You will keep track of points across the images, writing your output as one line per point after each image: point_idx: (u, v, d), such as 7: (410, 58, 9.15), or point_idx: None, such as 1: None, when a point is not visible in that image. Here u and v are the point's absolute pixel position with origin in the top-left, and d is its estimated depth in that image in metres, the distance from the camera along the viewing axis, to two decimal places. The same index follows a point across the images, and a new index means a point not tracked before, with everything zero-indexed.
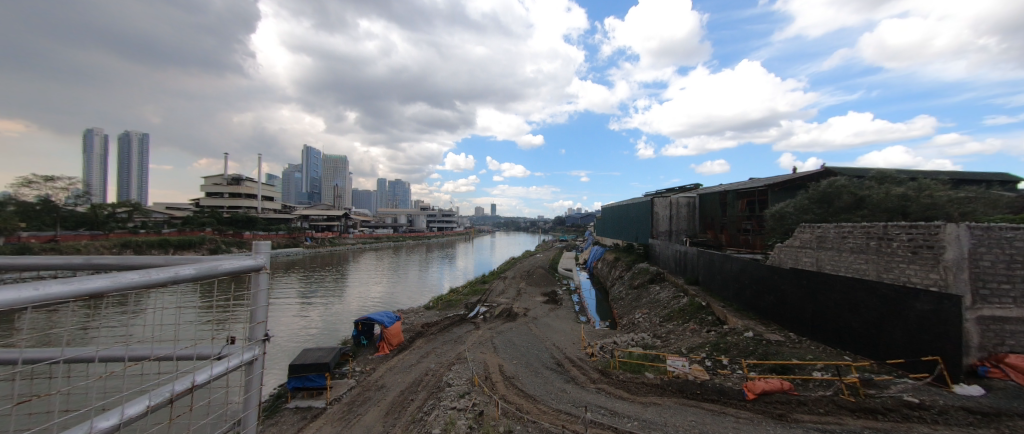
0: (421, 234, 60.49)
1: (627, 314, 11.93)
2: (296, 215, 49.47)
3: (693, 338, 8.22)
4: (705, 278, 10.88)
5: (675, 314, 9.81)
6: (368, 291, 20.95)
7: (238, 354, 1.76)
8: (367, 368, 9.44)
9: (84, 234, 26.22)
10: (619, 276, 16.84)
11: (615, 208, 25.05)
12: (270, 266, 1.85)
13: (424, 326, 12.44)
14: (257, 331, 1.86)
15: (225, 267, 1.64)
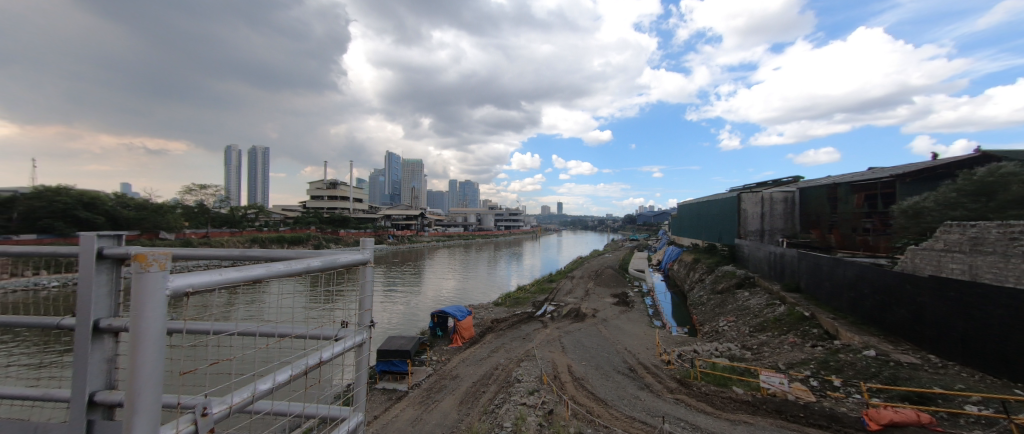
0: (490, 233, 62.37)
1: (708, 321, 11.01)
2: (381, 215, 53.90)
3: (793, 353, 7.34)
4: (808, 285, 9.61)
5: (770, 324, 8.81)
6: (441, 285, 22.02)
7: (351, 337, 1.83)
8: (443, 358, 9.87)
9: (224, 232, 31.74)
10: (699, 279, 15.66)
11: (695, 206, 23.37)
12: (373, 260, 1.96)
13: (493, 322, 12.70)
14: (365, 317, 1.92)
15: (341, 259, 1.74)
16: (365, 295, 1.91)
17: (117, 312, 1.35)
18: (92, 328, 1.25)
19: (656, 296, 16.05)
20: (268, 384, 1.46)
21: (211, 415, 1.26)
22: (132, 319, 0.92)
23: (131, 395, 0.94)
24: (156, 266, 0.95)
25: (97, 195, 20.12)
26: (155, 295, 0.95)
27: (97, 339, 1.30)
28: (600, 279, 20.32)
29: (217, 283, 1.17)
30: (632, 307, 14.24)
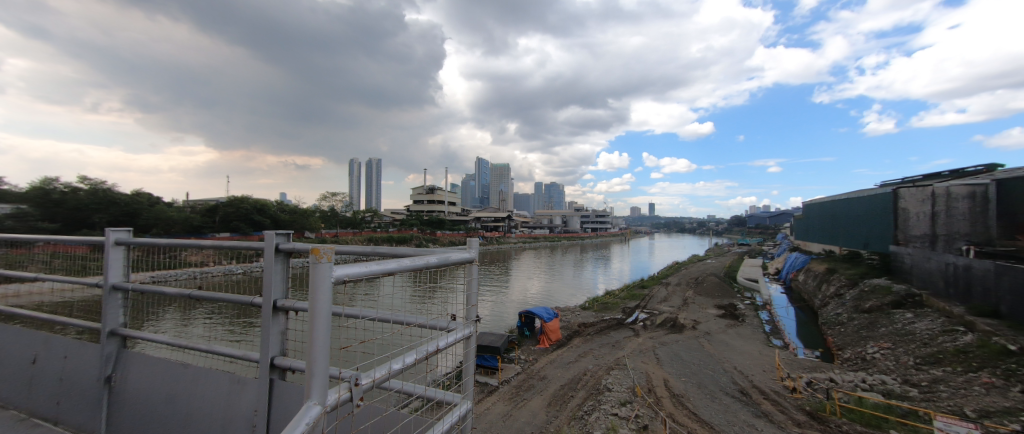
0: (576, 235, 61.66)
1: (851, 346, 9.21)
2: (472, 217, 56.90)
3: (989, 398, 5.70)
4: (1012, 310, 7.39)
5: (949, 357, 7.03)
6: (528, 285, 22.27)
7: (459, 331, 1.79)
8: (531, 358, 9.86)
9: (345, 232, 36.79)
10: (836, 294, 13.22)
11: (829, 207, 19.87)
12: (478, 259, 1.88)
13: (580, 325, 12.36)
14: (472, 312, 1.86)
15: (453, 257, 1.70)
16: (472, 292, 1.82)
17: (288, 295, 2.07)
18: (273, 306, 1.98)
19: (775, 311, 14.00)
20: (401, 364, 1.47)
21: (361, 385, 1.32)
22: (308, 301, 1.10)
23: (311, 362, 1.11)
24: (325, 259, 1.10)
25: (267, 202, 29.80)
26: (324, 283, 1.10)
27: (276, 314, 2.03)
28: (701, 288, 18.47)
29: (367, 273, 1.28)
30: (743, 322, 12.62)
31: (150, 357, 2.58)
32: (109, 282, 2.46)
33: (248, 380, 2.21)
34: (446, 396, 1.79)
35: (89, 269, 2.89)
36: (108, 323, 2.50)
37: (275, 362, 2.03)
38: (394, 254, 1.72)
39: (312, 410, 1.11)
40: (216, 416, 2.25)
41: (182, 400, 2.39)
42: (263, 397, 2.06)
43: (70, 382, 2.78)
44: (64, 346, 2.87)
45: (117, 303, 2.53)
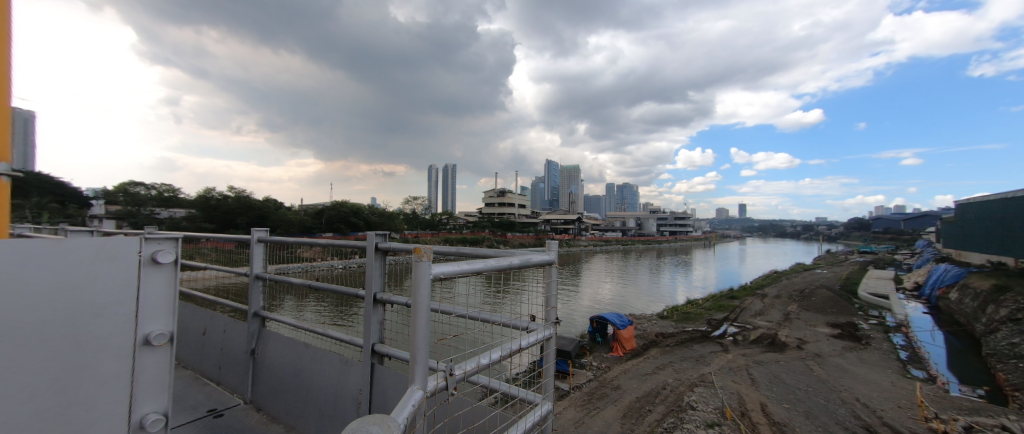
0: (651, 239, 58.50)
1: None
2: (542, 219, 56.97)
3: None
4: None
5: None
6: (601, 290, 21.58)
7: (540, 331, 1.60)
8: (604, 366, 9.42)
9: (423, 232, 39.13)
10: (1010, 318, 10.53)
11: (999, 209, 15.99)
12: (558, 261, 1.67)
13: (658, 335, 11.57)
14: (551, 313, 1.66)
15: (534, 259, 1.53)
16: (551, 292, 1.64)
17: (385, 289, 2.28)
18: (374, 298, 2.21)
19: (912, 334, 11.65)
20: (488, 360, 1.33)
21: (455, 375, 1.21)
22: (410, 298, 1.07)
23: (412, 353, 1.06)
24: (425, 257, 1.06)
25: (359, 206, 33.05)
26: (424, 280, 1.07)
27: (376, 306, 2.24)
28: (808, 303, 16.18)
29: (459, 272, 1.21)
30: (867, 345, 10.71)
31: (281, 336, 3.01)
32: (254, 272, 3.03)
33: (355, 362, 2.43)
34: (526, 393, 1.61)
35: (237, 257, 3.38)
36: (253, 305, 3.05)
37: (376, 349, 2.24)
38: (476, 255, 1.63)
39: (415, 395, 1.05)
40: (330, 390, 2.54)
41: (304, 374, 2.74)
42: (366, 379, 2.26)
43: (227, 351, 3.36)
44: (225, 322, 3.45)
45: (259, 289, 3.05)
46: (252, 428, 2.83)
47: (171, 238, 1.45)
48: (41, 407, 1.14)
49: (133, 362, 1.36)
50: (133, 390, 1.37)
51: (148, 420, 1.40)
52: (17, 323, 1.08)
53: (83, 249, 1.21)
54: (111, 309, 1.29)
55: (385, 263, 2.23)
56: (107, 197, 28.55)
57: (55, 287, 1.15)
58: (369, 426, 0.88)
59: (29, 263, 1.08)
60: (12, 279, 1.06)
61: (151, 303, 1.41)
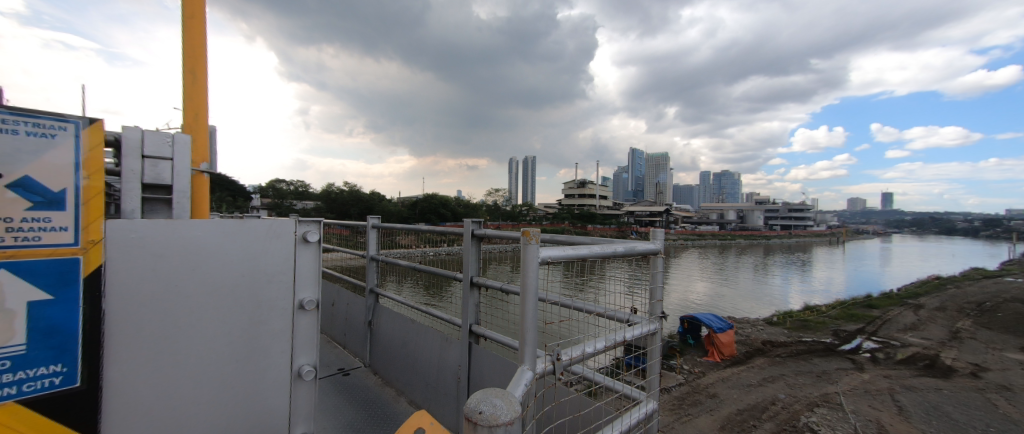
0: (755, 235, 52.23)
1: None
2: (626, 212, 54.56)
3: None
4: None
5: None
6: (696, 288, 19.88)
7: (644, 325, 1.36)
8: (697, 370, 8.59)
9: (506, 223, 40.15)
10: None
11: None
12: (665, 250, 1.39)
13: (765, 343, 10.22)
14: (656, 306, 1.41)
15: (638, 247, 1.30)
16: (656, 282, 1.40)
17: (481, 273, 2.28)
18: (470, 281, 2.22)
19: None
20: (592, 349, 1.18)
21: (563, 360, 1.08)
22: (520, 281, 0.97)
23: (522, 335, 0.97)
24: (534, 240, 0.95)
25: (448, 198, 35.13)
26: (532, 264, 0.96)
27: (472, 290, 2.26)
28: (985, 321, 12.83)
29: (564, 256, 1.08)
30: None
31: (390, 311, 3.24)
32: (370, 254, 3.36)
33: (454, 339, 2.48)
34: (630, 390, 1.39)
35: (356, 239, 3.75)
36: (370, 282, 3.37)
37: (472, 329, 2.26)
38: (571, 242, 1.48)
39: (527, 376, 0.94)
40: (433, 363, 2.65)
41: (411, 347, 2.89)
42: (465, 355, 2.30)
43: (351, 321, 3.76)
44: (348, 296, 3.87)
45: (375, 269, 3.37)
46: (371, 388, 3.05)
47: (317, 220, 1.57)
48: (231, 350, 1.40)
49: (292, 322, 1.55)
50: (294, 344, 1.56)
51: (303, 370, 1.58)
52: (217, 283, 1.35)
53: (258, 227, 1.43)
54: (279, 277, 1.50)
55: (479, 249, 2.23)
56: (257, 191, 34.96)
57: (238, 257, 1.39)
58: (491, 397, 0.75)
59: (223, 237, 1.34)
60: (212, 247, 1.33)
61: (307, 274, 1.57)
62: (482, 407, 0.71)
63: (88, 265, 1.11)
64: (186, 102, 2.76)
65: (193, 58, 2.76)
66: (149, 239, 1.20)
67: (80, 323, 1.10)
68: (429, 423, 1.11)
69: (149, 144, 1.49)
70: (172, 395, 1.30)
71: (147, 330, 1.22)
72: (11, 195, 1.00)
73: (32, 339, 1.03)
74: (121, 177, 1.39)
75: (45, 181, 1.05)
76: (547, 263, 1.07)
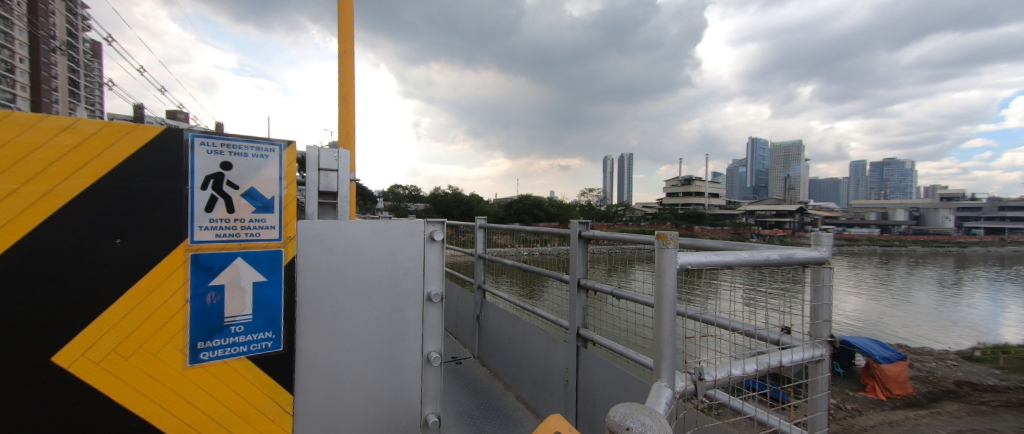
0: (936, 243, 41.36)
1: None
2: (747, 213, 48.51)
3: None
4: None
5: None
6: (848, 305, 16.58)
7: (804, 349, 1.20)
8: (851, 408, 7.15)
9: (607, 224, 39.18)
10: None
11: None
12: (832, 262, 1.21)
13: (961, 385, 8.03)
14: (822, 328, 1.23)
15: (798, 256, 1.14)
16: (823, 302, 1.22)
17: (589, 276, 2.26)
18: (578, 284, 2.23)
19: None
20: (741, 371, 1.10)
21: (706, 381, 1.04)
22: (654, 289, 0.96)
23: (660, 348, 0.96)
24: (672, 244, 0.93)
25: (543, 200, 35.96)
26: (669, 270, 0.94)
27: (580, 292, 2.26)
28: None
29: (704, 264, 1.02)
30: None
31: (497, 307, 3.42)
32: (478, 252, 3.60)
33: (561, 341, 2.50)
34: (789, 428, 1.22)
35: (462, 238, 4.06)
36: (478, 279, 3.62)
37: (579, 332, 2.27)
38: (707, 248, 1.39)
39: (665, 394, 0.92)
40: (540, 362, 2.71)
41: (518, 343, 3.01)
42: (573, 358, 2.30)
43: (461, 314, 4.08)
44: (458, 291, 4.21)
45: (482, 266, 3.61)
46: (481, 378, 3.26)
47: (441, 220, 1.75)
48: (374, 333, 1.62)
49: (422, 312, 1.73)
50: (424, 332, 1.74)
51: (431, 356, 1.75)
52: (367, 275, 1.59)
53: (397, 227, 1.65)
54: (411, 272, 1.69)
55: (588, 251, 2.22)
56: (382, 195, 40.28)
57: (383, 254, 1.62)
58: (637, 411, 0.77)
59: (373, 235, 1.59)
60: (366, 243, 1.57)
61: (434, 269, 1.75)
62: (630, 422, 0.73)
63: (287, 255, 1.40)
64: (342, 123, 3.33)
65: (345, 86, 3.31)
66: (326, 237, 1.48)
67: (282, 301, 1.39)
68: (566, 428, 0.98)
69: (323, 160, 1.84)
70: (339, 367, 1.55)
71: (318, 310, 1.49)
72: (243, 201, 1.31)
73: (255, 311, 1.35)
74: (306, 186, 1.74)
75: (261, 190, 1.33)
76: (685, 271, 1.04)
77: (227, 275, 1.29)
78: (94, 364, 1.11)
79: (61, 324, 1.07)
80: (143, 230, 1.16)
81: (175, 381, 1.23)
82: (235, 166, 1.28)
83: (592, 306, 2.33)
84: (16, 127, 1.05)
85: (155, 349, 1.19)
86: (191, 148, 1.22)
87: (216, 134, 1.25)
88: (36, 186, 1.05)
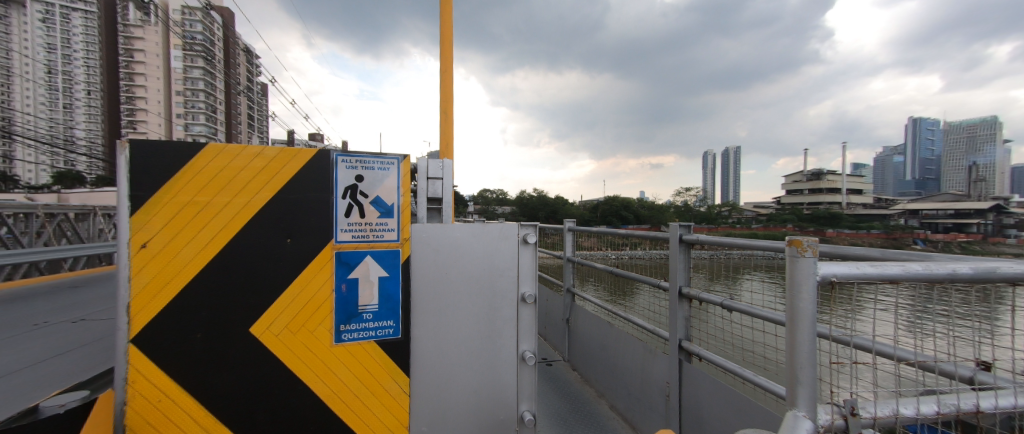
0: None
1: None
2: (902, 213, 39.80)
3: None
4: None
5: None
6: None
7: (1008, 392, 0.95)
8: None
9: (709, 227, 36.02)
10: None
11: None
12: None
13: None
14: None
15: (1005, 270, 0.89)
16: None
17: (691, 284, 2.09)
18: (679, 293, 2.07)
19: None
20: (910, 411, 0.94)
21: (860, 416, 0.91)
22: (786, 305, 0.87)
23: (795, 371, 0.86)
24: (810, 253, 0.83)
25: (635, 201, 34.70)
26: (807, 282, 0.85)
27: (682, 301, 2.10)
28: None
29: (855, 277, 0.90)
30: None
31: (587, 312, 3.36)
32: (568, 255, 3.59)
33: (660, 352, 2.35)
34: None
35: (552, 241, 4.12)
36: (567, 282, 3.61)
37: (682, 344, 2.10)
38: (848, 254, 1.16)
39: (804, 426, 0.84)
40: (636, 373, 2.58)
41: (611, 350, 2.92)
42: (674, 371, 2.15)
43: (551, 316, 4.11)
44: (547, 293, 4.28)
45: (571, 270, 3.60)
46: (572, 382, 3.23)
47: (533, 223, 1.78)
48: (472, 330, 1.72)
49: (517, 312, 1.79)
50: (519, 332, 1.80)
51: (526, 355, 1.79)
52: (467, 274, 1.70)
53: (493, 230, 1.73)
54: (505, 273, 1.76)
55: (690, 256, 2.05)
56: (475, 199, 43.16)
57: (481, 255, 1.72)
58: None
59: (472, 239, 1.70)
60: (465, 245, 1.69)
61: (527, 271, 1.80)
62: None
63: (404, 254, 1.58)
64: (442, 135, 3.62)
65: (445, 101, 3.60)
66: (433, 239, 1.64)
67: (400, 295, 1.58)
68: None
69: (431, 169, 2.03)
70: (444, 359, 1.69)
71: (426, 306, 1.64)
72: (371, 208, 1.51)
73: (380, 302, 1.55)
74: (417, 194, 1.94)
75: (385, 198, 1.52)
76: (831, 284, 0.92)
77: (362, 271, 1.51)
78: (274, 336, 1.41)
79: (257, 304, 1.40)
80: (306, 232, 1.43)
81: (327, 357, 1.48)
82: (366, 178, 1.49)
83: (697, 319, 2.14)
84: (229, 156, 1.37)
85: (313, 329, 1.46)
86: (335, 164, 1.46)
87: (352, 152, 1.48)
88: (240, 199, 1.37)
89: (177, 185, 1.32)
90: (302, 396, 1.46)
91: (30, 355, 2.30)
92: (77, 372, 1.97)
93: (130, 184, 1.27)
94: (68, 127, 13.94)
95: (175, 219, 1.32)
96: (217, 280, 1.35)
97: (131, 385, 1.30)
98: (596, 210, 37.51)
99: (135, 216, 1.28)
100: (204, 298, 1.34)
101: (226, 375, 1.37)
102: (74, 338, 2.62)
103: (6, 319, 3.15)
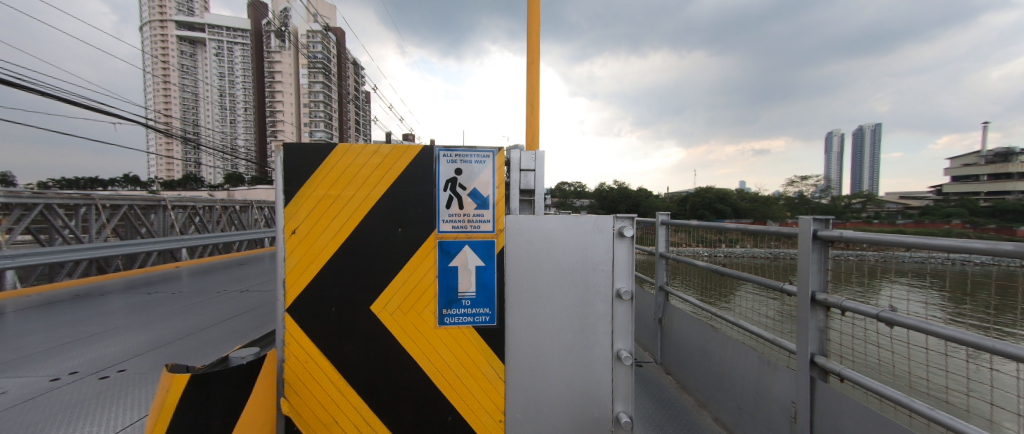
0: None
1: None
2: None
3: None
4: None
5: None
6: None
7: None
8: None
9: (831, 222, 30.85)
10: None
11: None
12: None
13: None
14: None
15: None
16: None
17: (828, 290, 1.79)
18: (812, 299, 1.78)
19: None
20: None
21: None
22: None
23: None
24: None
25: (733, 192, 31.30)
26: None
27: (815, 309, 1.81)
28: None
29: None
30: None
31: (685, 314, 3.09)
32: (660, 251, 3.29)
33: (781, 366, 2.08)
34: None
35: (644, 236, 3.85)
36: (659, 279, 3.34)
37: (816, 360, 1.81)
38: None
39: None
40: (750, 386, 2.31)
41: (715, 357, 2.66)
42: (802, 390, 1.87)
43: (641, 315, 3.89)
44: (637, 290, 4.04)
45: (664, 267, 3.31)
46: (667, 387, 3.03)
47: (630, 215, 1.69)
48: (565, 324, 1.71)
49: (610, 308, 1.73)
50: (615, 329, 1.74)
51: (622, 354, 1.73)
52: (560, 266, 1.69)
53: (587, 222, 1.69)
54: (597, 268, 1.71)
55: (826, 257, 1.74)
56: (557, 192, 43.18)
57: (574, 248, 1.69)
58: None
59: (566, 232, 1.68)
60: (560, 238, 1.68)
61: (623, 266, 1.72)
62: None
63: (498, 245, 1.64)
64: (530, 128, 3.64)
65: (532, 95, 3.62)
66: (528, 231, 1.66)
67: (496, 283, 1.64)
68: None
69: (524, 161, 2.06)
70: (540, 351, 1.71)
71: (522, 297, 1.68)
72: (469, 200, 1.59)
73: (477, 289, 1.63)
74: (509, 185, 1.98)
75: (481, 190, 1.59)
76: None
77: (461, 259, 1.60)
78: (389, 314, 1.58)
79: (373, 285, 1.58)
80: (413, 222, 1.56)
81: (433, 337, 1.61)
82: (464, 171, 1.58)
83: (836, 331, 1.83)
84: (353, 154, 1.56)
85: (419, 311, 1.60)
86: (437, 159, 1.57)
87: (453, 147, 1.57)
88: (361, 192, 1.56)
89: (315, 181, 1.55)
90: (411, 369, 1.62)
91: (215, 316, 2.96)
92: (246, 336, 2.45)
93: (285, 181, 1.52)
94: (232, 139, 17.47)
95: (315, 210, 1.55)
96: (341, 264, 1.56)
97: (287, 346, 1.57)
98: (687, 203, 34.80)
99: (288, 208, 1.52)
100: (336, 279, 1.56)
101: (349, 345, 1.58)
102: (242, 304, 3.30)
103: (199, 287, 4.10)
